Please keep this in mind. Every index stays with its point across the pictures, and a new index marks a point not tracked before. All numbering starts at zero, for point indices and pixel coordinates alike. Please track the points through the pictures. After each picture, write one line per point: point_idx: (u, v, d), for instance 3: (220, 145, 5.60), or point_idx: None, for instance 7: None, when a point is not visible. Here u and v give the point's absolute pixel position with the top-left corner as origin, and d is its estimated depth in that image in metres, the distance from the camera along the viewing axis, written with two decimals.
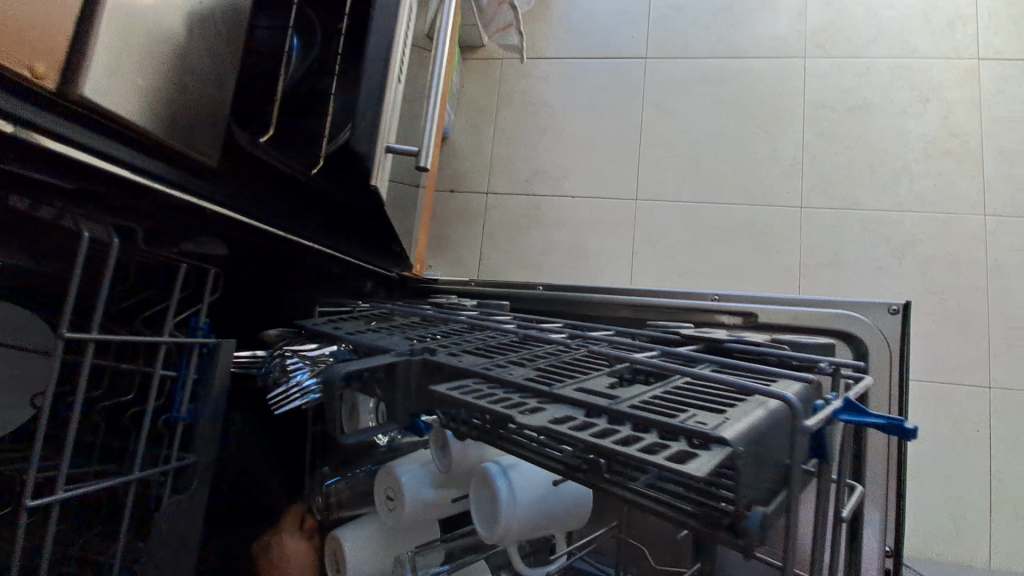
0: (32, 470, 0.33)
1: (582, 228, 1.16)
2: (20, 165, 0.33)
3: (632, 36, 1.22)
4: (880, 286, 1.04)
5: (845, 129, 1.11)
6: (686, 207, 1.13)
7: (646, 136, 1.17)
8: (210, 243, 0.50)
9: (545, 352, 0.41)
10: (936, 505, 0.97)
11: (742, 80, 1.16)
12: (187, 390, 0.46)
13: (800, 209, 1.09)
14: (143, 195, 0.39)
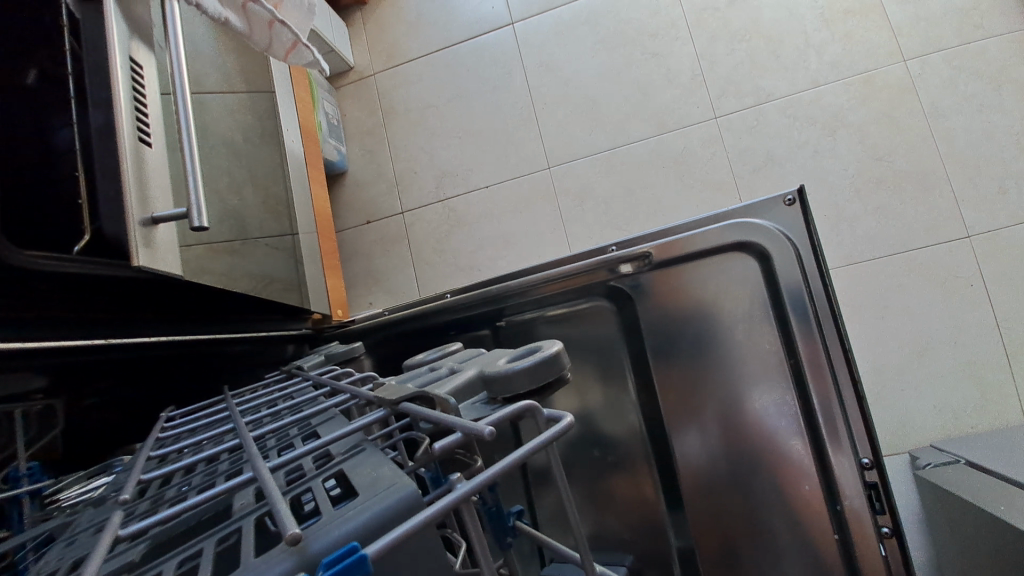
0: None
1: (505, 214, 1.10)
2: None
3: (492, 7, 1.15)
4: (821, 169, 0.96)
5: (734, 23, 1.03)
6: (599, 157, 1.06)
7: (537, 101, 1.11)
8: (26, 379, 0.45)
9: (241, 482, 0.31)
10: (955, 378, 0.88)
11: (613, 12, 1.09)
12: None
13: (715, 119, 1.01)
14: None
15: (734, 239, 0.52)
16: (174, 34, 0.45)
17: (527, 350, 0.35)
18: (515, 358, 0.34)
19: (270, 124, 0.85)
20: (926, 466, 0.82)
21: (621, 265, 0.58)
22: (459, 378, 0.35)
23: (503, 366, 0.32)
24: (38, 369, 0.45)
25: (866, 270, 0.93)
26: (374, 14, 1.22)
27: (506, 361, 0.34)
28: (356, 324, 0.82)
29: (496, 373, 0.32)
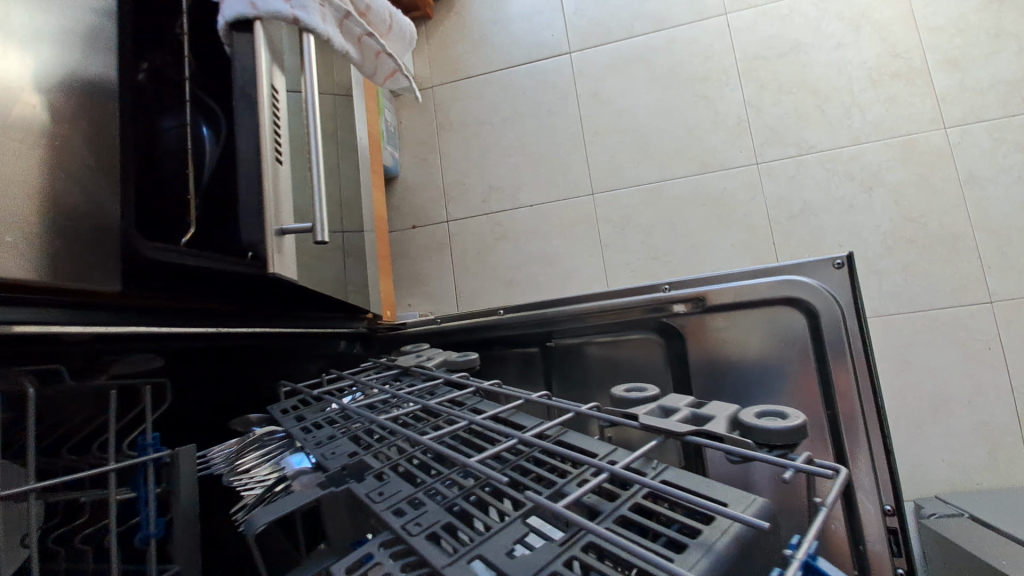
0: None
1: (550, 233, 1.16)
2: None
3: (552, 34, 1.20)
4: (856, 224, 1.01)
5: (785, 74, 1.08)
6: (643, 189, 1.11)
7: (587, 129, 1.16)
8: (146, 358, 0.51)
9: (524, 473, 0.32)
10: (967, 434, 0.93)
11: (668, 51, 1.13)
12: (151, 508, 0.47)
13: (757, 165, 1.06)
14: (45, 339, 0.40)
15: (783, 292, 0.58)
16: (308, 66, 0.51)
17: (775, 411, 0.36)
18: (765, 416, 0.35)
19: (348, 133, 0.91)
20: (931, 517, 0.86)
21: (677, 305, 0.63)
22: (707, 422, 0.36)
23: (767, 426, 0.33)
24: (154, 351, 0.51)
25: (889, 324, 0.98)
26: (437, 30, 1.28)
27: (756, 416, 0.36)
28: (409, 328, 0.88)
29: (757, 432, 0.33)
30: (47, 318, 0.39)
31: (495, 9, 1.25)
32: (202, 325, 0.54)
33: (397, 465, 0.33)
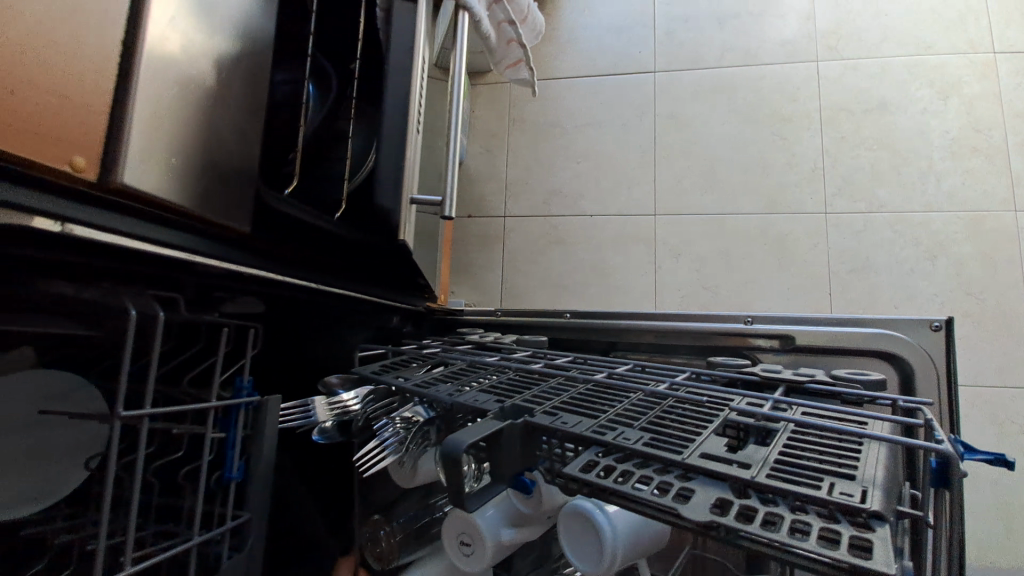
0: (102, 536, 0.36)
1: (605, 245, 1.16)
2: (60, 253, 0.33)
3: (640, 51, 1.21)
4: (914, 288, 1.01)
5: (866, 129, 1.09)
6: (706, 218, 1.12)
7: (660, 149, 1.17)
8: (251, 303, 0.51)
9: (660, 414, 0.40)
10: (992, 516, 0.92)
11: (753, 87, 1.14)
12: (237, 449, 0.48)
13: (825, 215, 1.06)
14: (184, 269, 0.40)
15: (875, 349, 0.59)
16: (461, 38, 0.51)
17: (859, 372, 0.54)
18: (851, 374, 0.54)
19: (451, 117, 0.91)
20: None
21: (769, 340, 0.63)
22: (809, 377, 0.54)
23: (862, 379, 0.51)
24: (260, 299, 0.51)
25: None
26: None
27: (841, 374, 0.54)
28: (465, 315, 0.88)
29: (856, 384, 0.52)
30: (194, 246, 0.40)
31: (587, 16, 1.26)
32: (311, 279, 0.54)
33: (552, 406, 0.39)
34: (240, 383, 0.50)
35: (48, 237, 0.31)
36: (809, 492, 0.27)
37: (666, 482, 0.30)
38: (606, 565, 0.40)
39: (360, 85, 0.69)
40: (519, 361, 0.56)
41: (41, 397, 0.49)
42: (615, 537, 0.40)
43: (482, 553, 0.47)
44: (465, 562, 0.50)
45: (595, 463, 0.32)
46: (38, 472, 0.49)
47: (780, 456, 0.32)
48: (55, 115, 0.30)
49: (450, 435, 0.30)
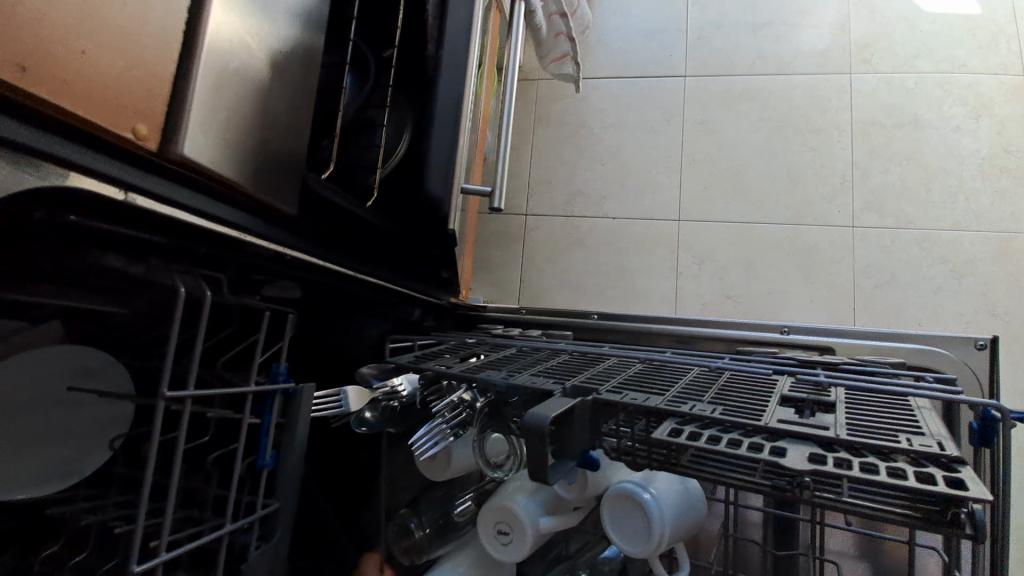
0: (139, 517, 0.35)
1: (626, 249, 1.15)
2: (116, 226, 0.32)
3: (671, 55, 1.20)
4: (939, 307, 1.00)
5: (897, 144, 1.08)
6: (730, 226, 1.10)
7: (687, 155, 1.15)
8: (288, 288, 0.51)
9: (716, 390, 0.42)
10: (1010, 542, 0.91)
11: (784, 97, 1.14)
12: (271, 436, 0.47)
13: (853, 228, 1.05)
14: (232, 250, 0.40)
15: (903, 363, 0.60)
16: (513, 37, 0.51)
17: (886, 361, 0.58)
18: (879, 363, 0.57)
19: (485, 115, 0.91)
20: None
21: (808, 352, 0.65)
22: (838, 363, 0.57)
23: (891, 365, 0.54)
24: (299, 284, 0.51)
25: None
26: None
27: (868, 363, 0.57)
28: (488, 312, 0.87)
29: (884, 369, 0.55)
30: (248, 224, 0.39)
31: (618, 18, 1.25)
32: (348, 267, 0.53)
33: (614, 385, 0.41)
34: (276, 369, 0.49)
35: (106, 205, 0.30)
36: (891, 448, 0.31)
37: (756, 441, 0.33)
38: (655, 542, 0.48)
39: (404, 71, 0.72)
40: (560, 347, 0.57)
41: (71, 371, 0.49)
42: (661, 521, 0.48)
43: (522, 538, 0.52)
44: (500, 552, 0.54)
45: (680, 431, 0.35)
46: (63, 450, 0.49)
47: (847, 423, 0.36)
48: (120, 80, 0.29)
49: (529, 411, 0.34)
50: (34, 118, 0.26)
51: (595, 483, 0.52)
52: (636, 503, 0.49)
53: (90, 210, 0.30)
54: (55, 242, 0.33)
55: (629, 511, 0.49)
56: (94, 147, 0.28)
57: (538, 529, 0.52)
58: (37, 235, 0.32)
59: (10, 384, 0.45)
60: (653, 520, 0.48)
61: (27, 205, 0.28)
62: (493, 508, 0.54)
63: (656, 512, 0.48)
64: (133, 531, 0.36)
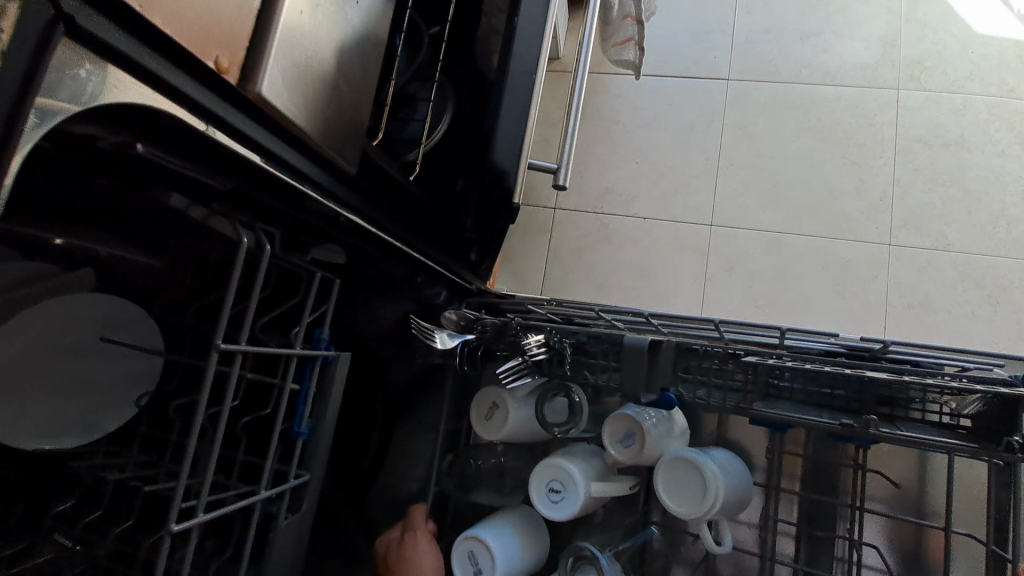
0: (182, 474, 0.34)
1: (653, 250, 1.13)
2: (185, 163, 0.30)
3: (715, 56, 1.18)
4: (972, 333, 0.98)
5: (940, 164, 1.06)
6: (763, 235, 1.08)
7: (724, 160, 1.13)
8: (334, 253, 0.49)
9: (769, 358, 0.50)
10: None
11: (829, 108, 1.11)
12: (309, 404, 0.45)
13: (889, 246, 1.03)
14: (291, 205, 0.38)
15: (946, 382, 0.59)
16: (589, 29, 0.52)
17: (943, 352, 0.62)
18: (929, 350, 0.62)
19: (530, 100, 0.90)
20: None
21: None
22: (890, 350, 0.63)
23: (948, 352, 0.59)
24: (345, 250, 0.49)
25: None
26: None
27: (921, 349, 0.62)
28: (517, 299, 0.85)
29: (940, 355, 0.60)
30: (317, 178, 0.38)
31: (663, 16, 1.23)
32: (395, 237, 0.51)
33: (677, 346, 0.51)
34: (318, 336, 0.48)
35: (182, 138, 0.28)
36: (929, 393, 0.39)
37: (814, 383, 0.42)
38: (705, 505, 0.56)
39: (458, 56, 0.78)
40: (623, 321, 0.66)
41: (103, 323, 0.47)
42: (712, 475, 0.56)
43: (575, 492, 0.59)
44: (550, 509, 0.60)
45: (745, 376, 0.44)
46: (86, 403, 0.47)
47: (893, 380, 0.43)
48: (205, 3, 0.27)
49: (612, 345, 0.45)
50: (130, 28, 0.23)
51: (648, 452, 0.60)
52: (689, 460, 0.57)
53: (162, 141, 0.29)
54: (118, 176, 0.32)
55: (682, 468, 0.57)
56: (183, 72, 0.26)
57: (589, 492, 0.59)
58: (99, 165, 0.30)
59: (35, 329, 0.43)
60: (705, 471, 0.56)
61: (102, 128, 0.26)
62: (548, 467, 0.62)
63: (708, 476, 0.56)
64: (173, 489, 0.35)
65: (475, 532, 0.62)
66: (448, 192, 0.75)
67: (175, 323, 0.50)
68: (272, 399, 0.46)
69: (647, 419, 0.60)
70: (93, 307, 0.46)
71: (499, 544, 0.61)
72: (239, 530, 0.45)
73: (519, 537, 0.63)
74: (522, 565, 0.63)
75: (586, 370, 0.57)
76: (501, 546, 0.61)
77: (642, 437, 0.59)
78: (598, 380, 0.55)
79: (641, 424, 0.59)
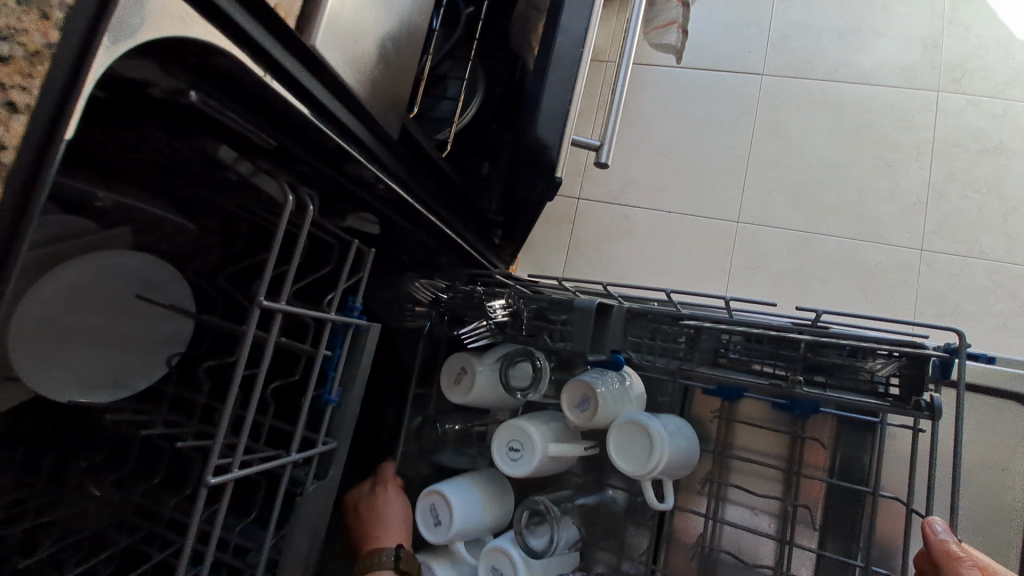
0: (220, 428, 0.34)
1: (676, 245, 1.11)
2: (239, 116, 0.30)
3: (749, 51, 1.16)
4: (1004, 343, 0.95)
5: (977, 170, 1.03)
6: (790, 234, 1.07)
7: (754, 156, 1.11)
8: (368, 222, 0.49)
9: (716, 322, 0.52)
10: None
11: (864, 107, 1.09)
12: (339, 371, 0.45)
13: (920, 252, 1.01)
14: (334, 164, 0.38)
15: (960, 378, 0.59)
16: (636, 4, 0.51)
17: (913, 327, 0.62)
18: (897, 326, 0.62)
19: None
20: None
21: None
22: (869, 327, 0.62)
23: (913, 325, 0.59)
24: (378, 220, 0.49)
25: None
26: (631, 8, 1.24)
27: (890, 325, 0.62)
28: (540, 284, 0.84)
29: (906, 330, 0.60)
30: (363, 139, 0.37)
31: (698, 9, 1.21)
32: (427, 209, 0.51)
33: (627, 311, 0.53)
34: (349, 305, 0.48)
35: (238, 84, 0.28)
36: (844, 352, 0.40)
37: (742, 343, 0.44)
38: (651, 463, 0.56)
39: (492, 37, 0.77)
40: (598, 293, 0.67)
41: (140, 282, 0.47)
42: (659, 437, 0.56)
43: (531, 453, 0.59)
44: (509, 467, 0.60)
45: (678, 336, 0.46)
46: (119, 360, 0.47)
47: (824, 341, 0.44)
48: None
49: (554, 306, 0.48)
50: None
51: (602, 416, 0.59)
52: (638, 422, 0.57)
53: (217, 85, 0.28)
54: (168, 126, 0.32)
55: (632, 431, 0.57)
56: (245, 13, 0.26)
57: (547, 452, 0.58)
58: (152, 113, 0.30)
59: (74, 282, 0.43)
60: (654, 433, 0.56)
61: (163, 70, 0.26)
62: (509, 428, 0.62)
63: (655, 436, 0.56)
64: (211, 443, 0.35)
65: (437, 487, 0.63)
66: (477, 173, 0.75)
67: (208, 287, 0.50)
68: (301, 365, 0.46)
69: (601, 384, 0.60)
70: (129, 265, 0.46)
71: (460, 499, 0.62)
72: (263, 494, 0.45)
73: (478, 494, 0.64)
74: (483, 520, 0.63)
75: (546, 335, 0.55)
76: (462, 501, 0.61)
77: (596, 401, 0.59)
78: (556, 345, 0.54)
79: (595, 389, 0.59)
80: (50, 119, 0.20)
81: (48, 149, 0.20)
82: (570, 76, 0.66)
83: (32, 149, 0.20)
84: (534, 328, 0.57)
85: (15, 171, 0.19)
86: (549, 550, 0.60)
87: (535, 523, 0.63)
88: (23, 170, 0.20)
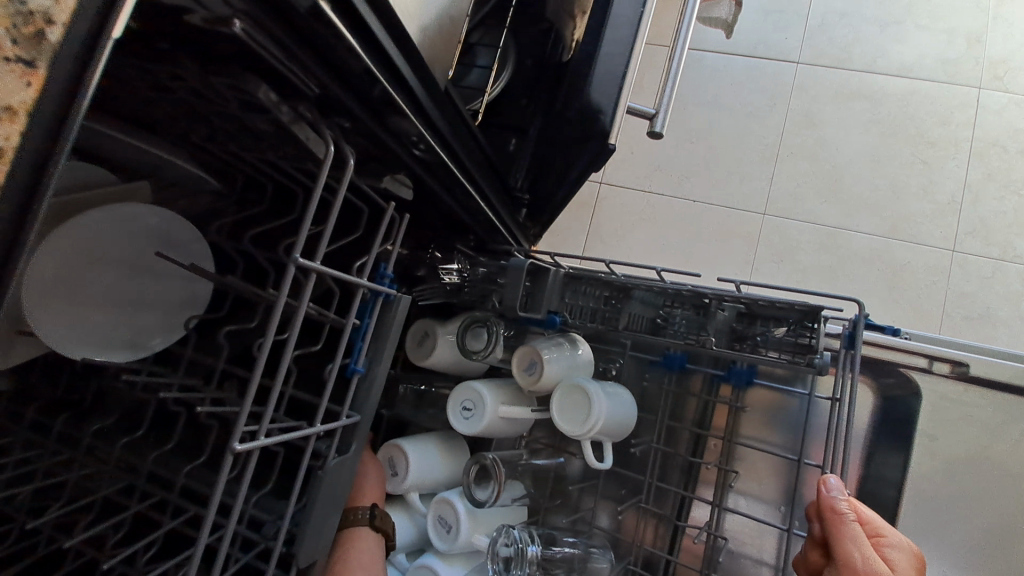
0: (250, 395, 0.31)
1: (699, 235, 1.08)
2: (287, 53, 0.28)
3: (785, 37, 1.12)
4: None
5: (1017, 171, 1.00)
6: (818, 229, 1.04)
7: (784, 147, 1.08)
8: (402, 185, 0.46)
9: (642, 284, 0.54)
10: None
11: (901, 102, 1.05)
12: (367, 342, 0.43)
13: (952, 253, 0.98)
14: (378, 115, 0.35)
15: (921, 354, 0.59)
16: None
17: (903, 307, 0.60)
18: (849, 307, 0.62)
19: None
20: None
21: (936, 363, 0.60)
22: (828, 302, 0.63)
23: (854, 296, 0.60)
24: (413, 183, 0.46)
25: None
26: None
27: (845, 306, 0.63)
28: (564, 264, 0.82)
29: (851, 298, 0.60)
30: (411, 87, 0.35)
31: None
32: (465, 177, 0.49)
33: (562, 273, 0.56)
34: (379, 273, 0.45)
35: (292, 10, 0.26)
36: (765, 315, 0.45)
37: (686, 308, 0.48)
38: (587, 425, 0.55)
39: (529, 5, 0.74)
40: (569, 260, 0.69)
41: (158, 236, 0.44)
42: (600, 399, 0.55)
43: (479, 412, 0.58)
44: (458, 426, 0.60)
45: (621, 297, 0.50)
46: (135, 321, 0.45)
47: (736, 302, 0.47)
48: None
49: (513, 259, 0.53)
50: None
51: (548, 379, 0.58)
52: (580, 384, 0.56)
53: (266, 7, 0.25)
54: (205, 62, 0.29)
55: (574, 392, 0.57)
56: None
57: (497, 412, 0.58)
58: (193, 43, 0.27)
59: (95, 234, 0.41)
60: (594, 395, 0.55)
61: None
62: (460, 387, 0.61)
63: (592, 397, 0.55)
64: (239, 409, 0.32)
65: (397, 441, 0.62)
66: (507, 147, 0.72)
67: (231, 251, 0.48)
68: (324, 335, 0.44)
69: (548, 349, 0.59)
70: (150, 220, 0.44)
71: (417, 453, 0.61)
72: (280, 466, 0.43)
73: (436, 453, 0.63)
74: (436, 478, 0.62)
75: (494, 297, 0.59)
76: (419, 455, 0.61)
77: (541, 364, 0.58)
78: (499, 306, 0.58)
79: (541, 353, 0.58)
80: (97, 15, 0.19)
81: (95, 45, 0.19)
82: (612, 49, 0.63)
83: (79, 38, 0.19)
84: (482, 291, 0.62)
85: (60, 61, 0.19)
86: (494, 500, 0.58)
87: (483, 477, 0.60)
88: (62, 76, 0.19)
